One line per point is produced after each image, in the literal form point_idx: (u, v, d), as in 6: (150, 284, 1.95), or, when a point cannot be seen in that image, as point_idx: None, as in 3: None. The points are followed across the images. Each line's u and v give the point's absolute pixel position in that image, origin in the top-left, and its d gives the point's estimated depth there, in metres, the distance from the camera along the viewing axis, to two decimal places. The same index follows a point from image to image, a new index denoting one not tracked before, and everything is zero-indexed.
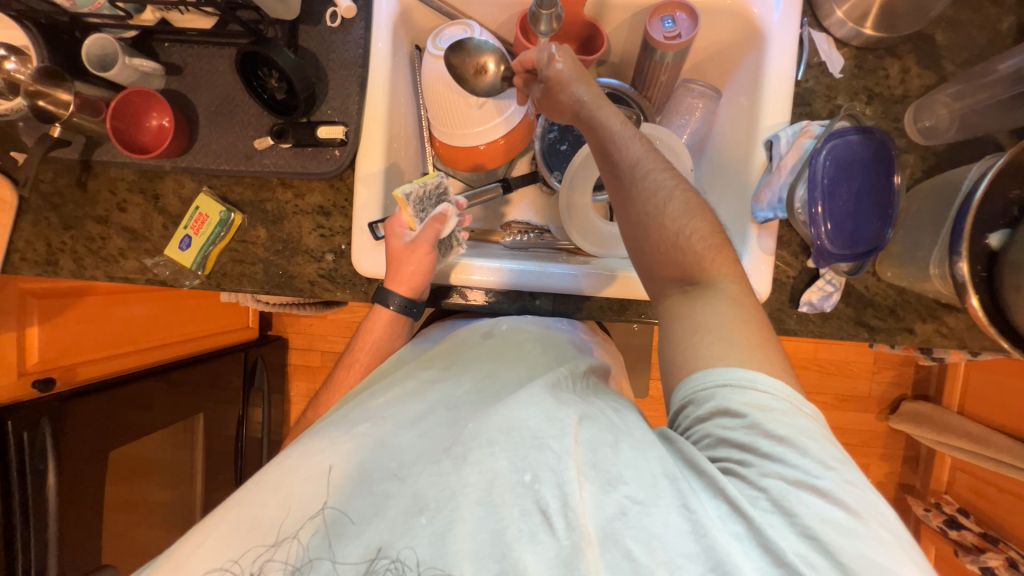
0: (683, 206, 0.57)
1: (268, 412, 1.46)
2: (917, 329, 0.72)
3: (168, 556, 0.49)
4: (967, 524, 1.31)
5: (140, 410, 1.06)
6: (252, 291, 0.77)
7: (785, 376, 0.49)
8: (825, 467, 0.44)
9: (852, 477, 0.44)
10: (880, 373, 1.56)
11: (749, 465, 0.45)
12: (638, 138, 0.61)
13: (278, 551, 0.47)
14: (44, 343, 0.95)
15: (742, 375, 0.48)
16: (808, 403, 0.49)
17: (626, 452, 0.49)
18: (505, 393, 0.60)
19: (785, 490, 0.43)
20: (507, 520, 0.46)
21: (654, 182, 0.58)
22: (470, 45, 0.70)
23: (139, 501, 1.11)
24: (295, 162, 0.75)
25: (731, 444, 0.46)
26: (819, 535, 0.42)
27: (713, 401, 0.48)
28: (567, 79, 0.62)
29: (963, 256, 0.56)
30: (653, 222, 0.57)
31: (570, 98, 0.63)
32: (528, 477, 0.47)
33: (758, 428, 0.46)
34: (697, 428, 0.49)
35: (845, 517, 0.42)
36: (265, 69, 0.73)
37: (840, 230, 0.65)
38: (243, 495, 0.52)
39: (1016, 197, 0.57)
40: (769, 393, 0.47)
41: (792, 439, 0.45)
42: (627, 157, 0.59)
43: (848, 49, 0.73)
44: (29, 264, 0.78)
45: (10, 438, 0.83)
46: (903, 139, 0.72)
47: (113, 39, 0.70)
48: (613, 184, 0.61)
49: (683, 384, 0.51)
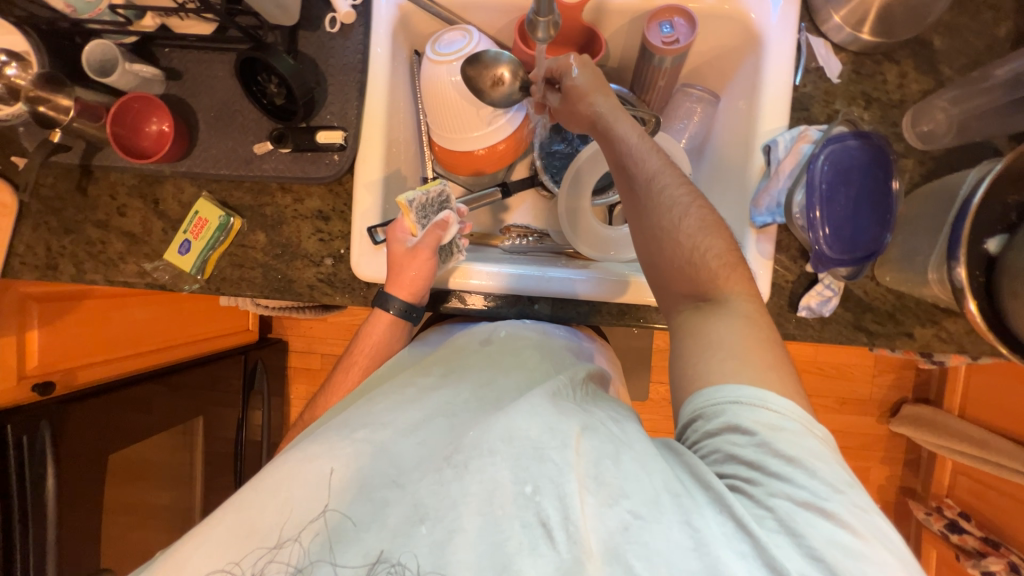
0: (699, 223, 0.58)
1: (267, 415, 1.46)
2: (916, 334, 0.71)
3: (166, 558, 0.48)
4: (968, 528, 1.31)
5: (141, 414, 1.06)
6: (252, 296, 0.77)
7: (797, 398, 0.49)
8: (833, 490, 0.44)
9: (861, 501, 0.44)
10: (880, 376, 1.55)
11: (756, 484, 0.46)
12: (655, 152, 0.62)
13: (279, 554, 0.48)
14: (43, 348, 0.95)
15: (754, 394, 0.48)
16: (819, 425, 0.49)
17: (627, 465, 0.49)
18: (504, 400, 0.60)
19: (793, 511, 0.44)
20: (508, 533, 0.46)
21: (669, 197, 0.59)
22: (488, 57, 0.71)
23: (140, 505, 1.11)
24: (294, 167, 0.75)
25: (740, 461, 0.47)
26: (825, 557, 0.42)
27: (723, 417, 0.48)
28: (584, 90, 0.65)
29: (961, 262, 0.55)
30: (667, 238, 0.58)
31: (588, 107, 0.65)
32: (529, 489, 0.47)
33: (768, 447, 0.46)
34: (705, 443, 0.49)
35: (853, 540, 0.42)
36: (264, 75, 0.73)
37: (839, 235, 0.65)
38: (240, 499, 0.51)
39: (1014, 202, 0.57)
40: (781, 413, 0.47)
41: (802, 460, 0.45)
42: (644, 170, 0.60)
43: (845, 54, 0.73)
44: (30, 269, 0.78)
45: (11, 443, 0.84)
46: (902, 143, 0.72)
47: (113, 45, 0.70)
48: (629, 197, 0.61)
49: (692, 398, 0.51)
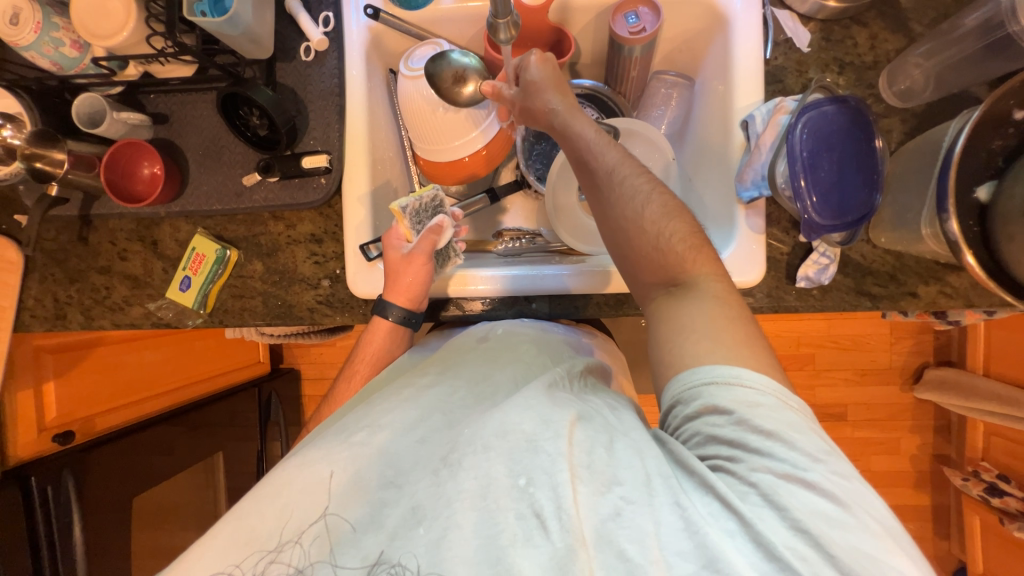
0: (662, 209, 0.58)
1: (286, 444, 1.47)
2: (920, 292, 0.70)
3: (171, 566, 0.49)
4: (1009, 491, 1.28)
5: (160, 455, 1.08)
6: (255, 324, 0.79)
7: (772, 372, 0.49)
8: (812, 460, 0.44)
9: (840, 467, 0.44)
10: (898, 343, 1.52)
11: (738, 461, 0.45)
12: (614, 145, 0.62)
13: (280, 556, 0.48)
14: (60, 398, 0.98)
15: (727, 372, 0.48)
16: (795, 396, 0.49)
17: (620, 451, 0.49)
18: (498, 395, 0.60)
19: (775, 484, 0.43)
20: (503, 525, 0.46)
21: (631, 188, 0.59)
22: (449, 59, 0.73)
23: (165, 544, 1.12)
24: (283, 195, 0.76)
25: (720, 441, 0.46)
26: (809, 527, 0.42)
27: (700, 399, 0.48)
28: (539, 87, 0.65)
29: (951, 214, 0.55)
30: (632, 226, 0.58)
31: (544, 105, 0.65)
32: (523, 481, 0.47)
33: (746, 424, 0.46)
34: (686, 427, 0.49)
35: (834, 508, 0.42)
36: (246, 108, 0.75)
37: (826, 202, 0.65)
38: (239, 509, 0.51)
39: (999, 147, 0.56)
40: (756, 389, 0.47)
41: (779, 433, 0.45)
42: (603, 163, 0.61)
43: (814, 23, 0.74)
44: (39, 321, 0.81)
45: (35, 494, 0.86)
46: (881, 104, 0.72)
47: (99, 96, 0.73)
48: (592, 191, 0.62)
49: (671, 384, 0.51)
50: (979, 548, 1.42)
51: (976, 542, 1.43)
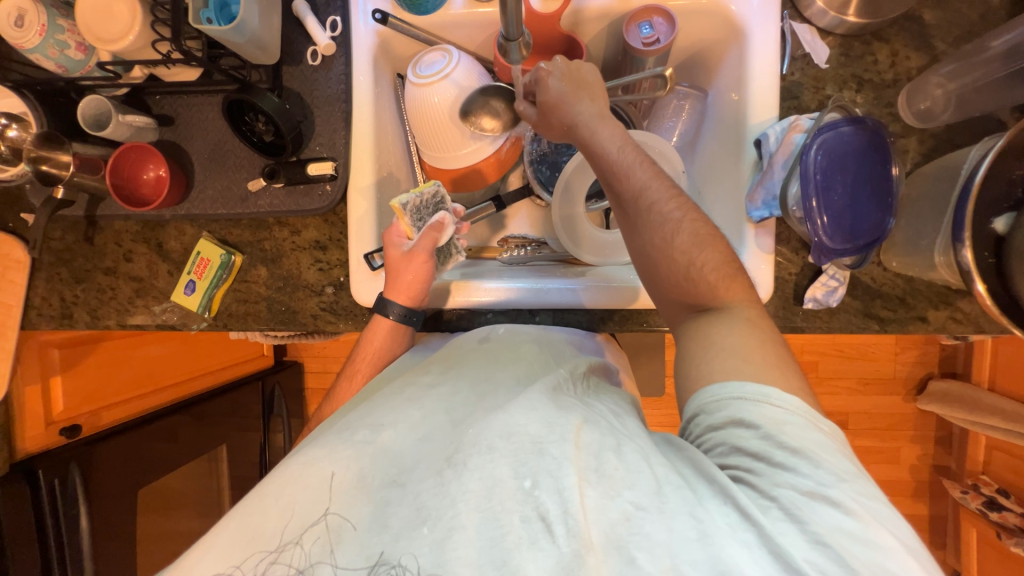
0: (693, 237, 0.58)
1: (288, 436, 1.49)
2: (930, 317, 0.69)
3: (176, 563, 0.49)
4: (1008, 505, 1.27)
5: (167, 444, 1.10)
6: (259, 329, 0.79)
7: (799, 393, 0.49)
8: (839, 479, 0.44)
9: (867, 491, 0.44)
10: (903, 353, 1.51)
11: (760, 474, 0.45)
12: (641, 163, 0.61)
13: (281, 556, 0.47)
14: (66, 393, 0.98)
15: (758, 390, 0.48)
16: (826, 420, 0.49)
17: (628, 456, 0.49)
18: (496, 395, 0.61)
19: (798, 499, 0.43)
20: (507, 527, 0.46)
21: (660, 214, 0.59)
22: (444, 76, 0.72)
23: (170, 530, 1.14)
24: (288, 202, 0.76)
25: (745, 452, 0.47)
26: (833, 544, 0.41)
27: (726, 411, 0.49)
28: (558, 104, 0.64)
29: (966, 244, 0.54)
30: (660, 255, 0.59)
31: (566, 123, 0.64)
32: (528, 484, 0.48)
33: (773, 440, 0.46)
34: (710, 436, 0.50)
35: (857, 527, 0.42)
36: (252, 114, 0.75)
37: (839, 224, 0.63)
38: (243, 508, 0.52)
39: (1020, 177, 0.55)
40: (785, 409, 0.48)
41: (807, 451, 0.45)
42: (631, 186, 0.60)
43: (832, 38, 0.72)
44: (46, 319, 0.81)
45: (43, 486, 0.88)
46: (898, 123, 0.70)
47: (105, 99, 0.72)
48: (621, 214, 0.62)
49: (696, 395, 0.52)
50: (976, 560, 1.42)
51: (972, 554, 1.43)
